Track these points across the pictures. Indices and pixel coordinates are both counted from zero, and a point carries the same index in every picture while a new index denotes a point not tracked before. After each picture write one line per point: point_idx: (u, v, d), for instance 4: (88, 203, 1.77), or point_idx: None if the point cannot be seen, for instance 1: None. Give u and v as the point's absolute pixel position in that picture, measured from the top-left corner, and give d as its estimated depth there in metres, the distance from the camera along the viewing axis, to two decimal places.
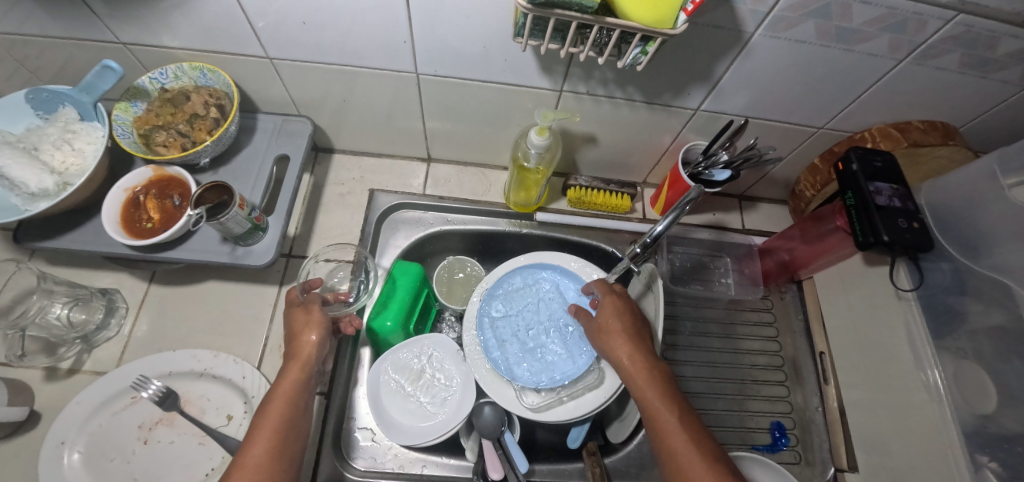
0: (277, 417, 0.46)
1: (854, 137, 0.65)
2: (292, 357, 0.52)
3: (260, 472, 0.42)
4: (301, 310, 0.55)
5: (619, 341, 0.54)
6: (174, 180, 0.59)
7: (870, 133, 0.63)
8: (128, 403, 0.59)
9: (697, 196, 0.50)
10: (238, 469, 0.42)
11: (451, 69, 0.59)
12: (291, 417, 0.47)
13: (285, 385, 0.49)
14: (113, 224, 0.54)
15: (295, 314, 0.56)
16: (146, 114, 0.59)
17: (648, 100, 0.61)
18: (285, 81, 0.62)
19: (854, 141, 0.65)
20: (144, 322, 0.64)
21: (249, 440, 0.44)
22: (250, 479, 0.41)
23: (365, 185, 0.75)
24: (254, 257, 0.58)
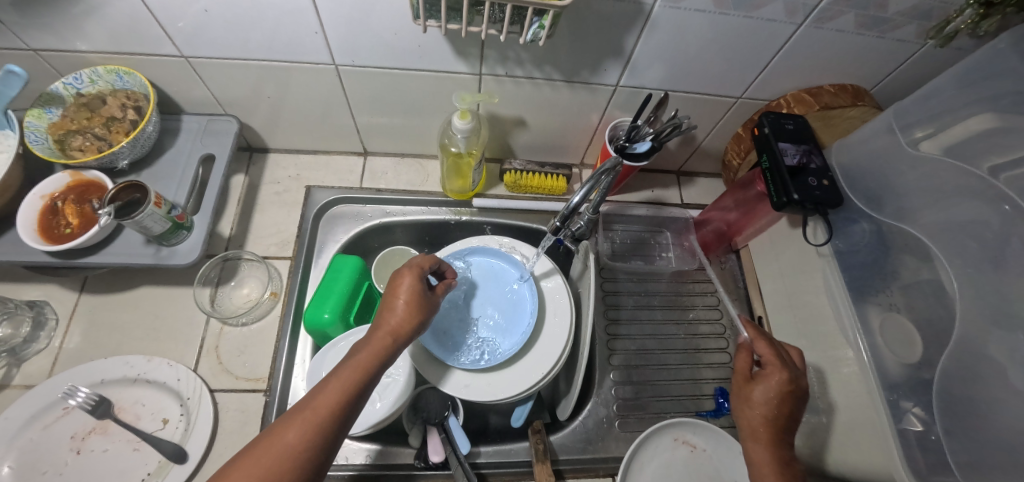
0: (339, 398, 0.41)
1: (771, 104, 0.67)
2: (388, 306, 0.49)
3: (339, 407, 0.40)
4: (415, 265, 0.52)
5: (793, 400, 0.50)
6: (93, 185, 0.58)
7: (785, 99, 0.65)
8: (60, 414, 0.58)
9: (612, 167, 0.53)
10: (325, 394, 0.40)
11: (369, 59, 0.59)
12: (394, 338, 0.47)
13: (389, 327, 0.47)
14: (30, 232, 0.54)
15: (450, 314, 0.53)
16: (61, 119, 0.58)
17: (567, 79, 0.63)
18: (206, 81, 0.62)
19: (772, 108, 0.67)
20: (76, 333, 0.63)
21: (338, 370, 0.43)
22: (323, 412, 0.39)
23: (302, 183, 0.75)
24: (180, 257, 0.58)
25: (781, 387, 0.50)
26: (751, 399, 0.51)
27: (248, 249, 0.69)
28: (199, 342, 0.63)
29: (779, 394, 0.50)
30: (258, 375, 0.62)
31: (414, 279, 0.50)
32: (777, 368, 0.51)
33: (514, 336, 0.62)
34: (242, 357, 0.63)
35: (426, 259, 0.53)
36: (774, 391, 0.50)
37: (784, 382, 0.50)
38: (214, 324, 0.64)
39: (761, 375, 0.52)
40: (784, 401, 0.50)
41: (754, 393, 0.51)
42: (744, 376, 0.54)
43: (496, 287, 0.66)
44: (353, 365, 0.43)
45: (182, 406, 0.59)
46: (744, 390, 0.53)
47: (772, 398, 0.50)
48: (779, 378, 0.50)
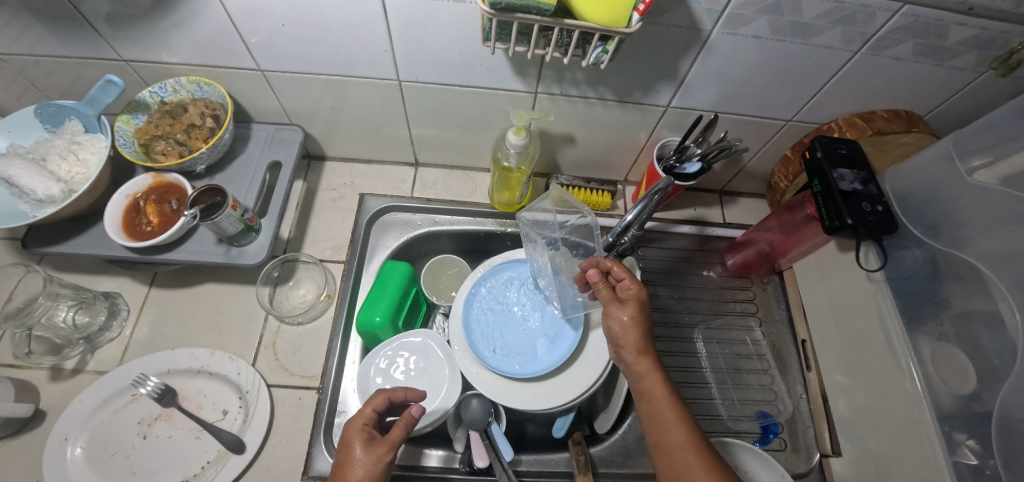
0: None
1: (821, 128, 0.68)
2: (341, 458, 0.47)
3: None
4: (360, 416, 0.50)
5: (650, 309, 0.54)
6: (172, 187, 0.62)
7: (837, 123, 0.66)
8: (128, 400, 0.61)
9: (666, 187, 0.56)
10: None
11: (431, 75, 0.62)
12: None
13: None
14: (115, 228, 0.58)
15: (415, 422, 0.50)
16: (146, 125, 0.63)
17: (619, 99, 0.64)
18: (277, 93, 0.66)
19: (822, 132, 0.68)
20: (145, 324, 0.67)
21: None
22: None
23: (355, 190, 0.78)
24: (248, 257, 0.61)
25: (636, 306, 0.52)
26: (618, 317, 0.52)
27: (305, 251, 0.72)
28: (258, 338, 0.66)
29: (643, 311, 0.52)
30: (312, 373, 0.65)
31: (356, 432, 0.49)
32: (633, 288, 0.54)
33: (559, 348, 0.64)
34: (298, 355, 0.65)
35: (372, 402, 0.51)
36: (635, 312, 0.52)
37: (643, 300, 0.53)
38: (272, 322, 0.67)
39: (624, 298, 0.53)
40: (647, 315, 0.53)
41: (627, 313, 0.52)
42: (614, 301, 0.53)
43: (537, 298, 0.69)
44: None
45: (240, 399, 0.61)
46: (614, 312, 0.52)
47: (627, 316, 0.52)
48: (636, 293, 0.53)
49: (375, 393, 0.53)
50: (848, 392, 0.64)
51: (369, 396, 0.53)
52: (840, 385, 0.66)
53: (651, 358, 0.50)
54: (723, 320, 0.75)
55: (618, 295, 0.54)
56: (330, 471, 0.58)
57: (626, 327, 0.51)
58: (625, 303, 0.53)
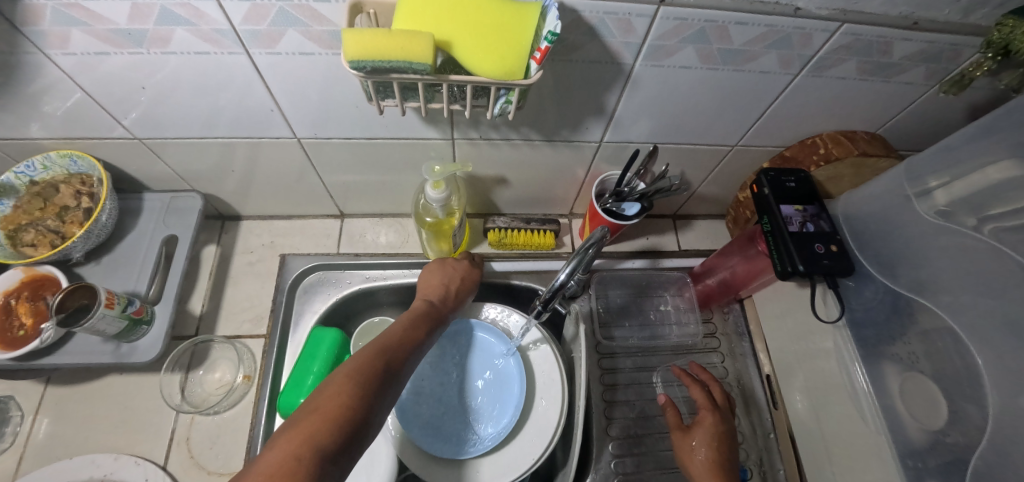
0: (340, 402, 0.35)
1: (805, 142, 0.61)
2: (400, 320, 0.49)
3: (358, 376, 0.37)
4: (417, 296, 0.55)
5: (733, 439, 0.56)
6: (48, 280, 0.55)
7: (821, 139, 0.60)
8: None
9: (601, 238, 0.49)
10: (336, 380, 0.37)
11: (333, 130, 0.55)
12: (410, 332, 0.47)
13: (399, 332, 0.46)
14: None
15: (447, 272, 0.59)
16: (13, 212, 0.56)
17: (547, 138, 0.58)
18: (166, 159, 0.59)
19: (805, 146, 0.61)
20: (41, 430, 0.59)
21: (343, 364, 0.39)
22: (354, 384, 0.36)
23: (276, 250, 0.71)
24: (141, 353, 0.55)
25: (715, 435, 0.55)
26: (696, 446, 0.55)
27: (219, 330, 0.65)
28: (170, 433, 0.59)
29: (717, 444, 0.55)
30: (231, 469, 0.58)
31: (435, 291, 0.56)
32: (710, 416, 0.57)
33: (502, 418, 0.58)
34: (215, 449, 0.58)
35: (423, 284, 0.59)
36: (713, 442, 0.55)
37: (715, 426, 0.56)
38: (185, 414, 0.60)
39: (696, 426, 0.57)
40: (726, 442, 0.55)
41: (696, 446, 0.55)
42: (681, 430, 0.57)
43: (480, 363, 0.62)
44: (361, 356, 0.40)
45: None
46: (683, 443, 0.56)
47: (704, 443, 0.55)
48: (711, 426, 0.56)
49: (445, 266, 0.60)
50: (813, 434, 0.60)
51: (431, 268, 0.59)
52: (808, 427, 0.60)
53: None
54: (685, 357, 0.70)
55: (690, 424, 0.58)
56: None
57: (707, 453, 0.54)
58: (704, 424, 0.56)
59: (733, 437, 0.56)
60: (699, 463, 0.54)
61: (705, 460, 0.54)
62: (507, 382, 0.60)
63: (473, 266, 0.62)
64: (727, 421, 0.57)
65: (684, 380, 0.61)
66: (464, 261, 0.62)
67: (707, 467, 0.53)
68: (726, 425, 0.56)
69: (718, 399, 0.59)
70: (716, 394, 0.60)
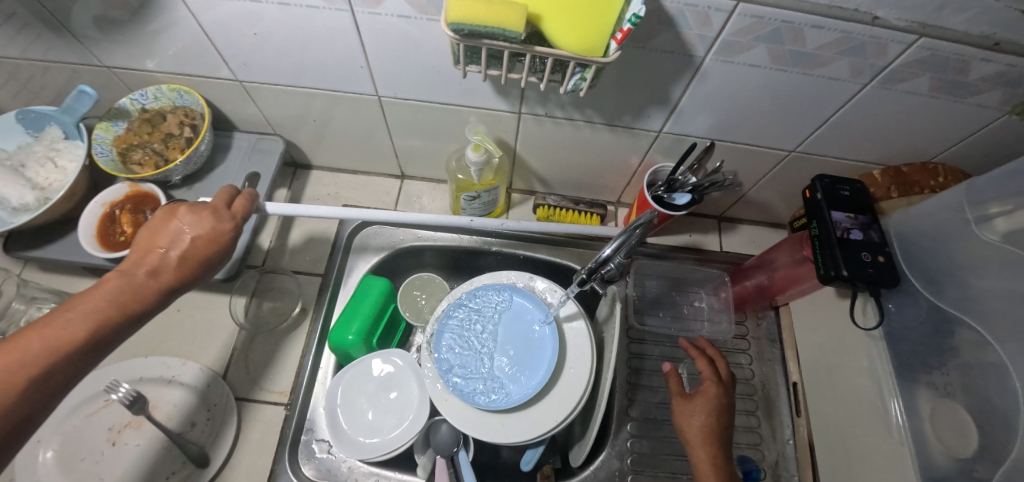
0: None
1: (929, 166, 0.61)
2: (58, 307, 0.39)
3: None
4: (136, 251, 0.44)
5: (732, 413, 0.56)
6: (148, 197, 0.62)
7: (945, 170, 0.61)
8: (100, 405, 0.63)
9: (645, 221, 0.51)
10: None
11: (411, 91, 0.59)
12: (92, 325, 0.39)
13: (57, 325, 0.37)
14: (89, 238, 0.58)
15: (200, 219, 0.46)
16: (125, 133, 0.62)
17: (609, 122, 0.61)
18: (257, 102, 0.64)
19: (927, 169, 0.61)
20: (122, 329, 0.66)
21: None
22: None
23: (339, 201, 0.77)
24: (221, 271, 0.61)
25: (715, 406, 0.55)
26: (695, 414, 0.55)
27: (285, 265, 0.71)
28: (230, 349, 0.66)
29: (716, 413, 0.55)
30: (281, 388, 0.65)
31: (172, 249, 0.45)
32: (713, 388, 0.56)
33: (532, 379, 0.61)
34: (268, 369, 0.65)
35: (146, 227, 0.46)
36: (712, 412, 0.55)
37: (716, 398, 0.56)
38: (244, 335, 0.67)
39: (697, 394, 0.56)
40: (723, 414, 0.55)
41: (695, 413, 0.55)
42: (682, 397, 0.57)
43: (519, 327, 0.65)
44: None
45: (209, 411, 0.62)
46: (683, 408, 0.56)
47: (701, 412, 0.55)
48: (713, 397, 0.55)
49: (178, 211, 0.46)
50: (837, 443, 0.61)
51: (157, 216, 0.46)
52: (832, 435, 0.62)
53: (707, 452, 0.52)
54: None
55: (691, 393, 0.58)
56: None
57: (703, 421, 0.54)
58: (705, 394, 0.56)
59: (732, 410, 0.56)
60: (695, 431, 0.54)
61: (702, 427, 0.54)
62: (538, 348, 0.63)
63: (224, 207, 0.49)
64: (728, 395, 0.56)
65: (691, 353, 0.61)
66: (225, 203, 0.50)
67: (704, 433, 0.53)
68: (727, 399, 0.56)
69: (722, 371, 0.59)
70: (722, 370, 0.59)
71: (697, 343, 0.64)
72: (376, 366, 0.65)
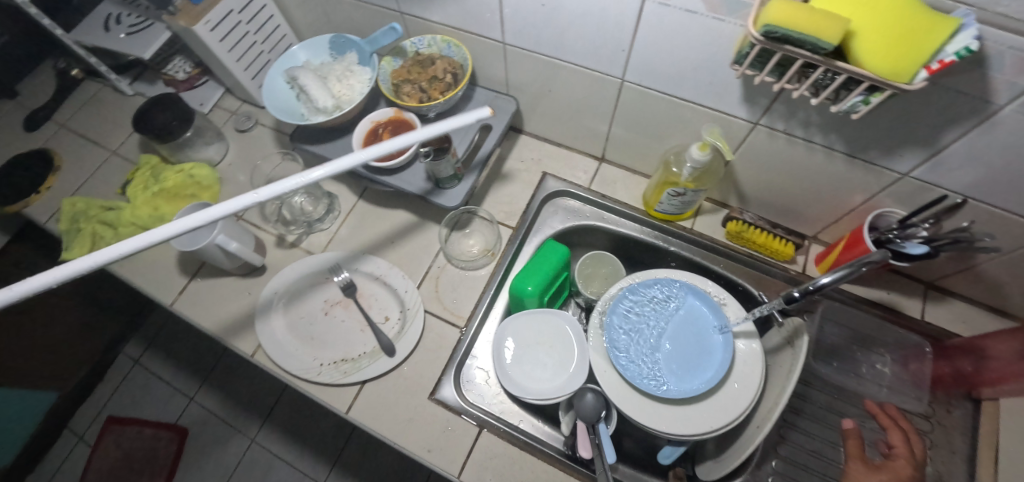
0: None
1: None
2: None
3: None
4: None
5: None
6: (405, 123, 0.73)
7: None
8: (322, 281, 0.76)
9: (880, 259, 0.48)
10: None
11: (658, 82, 0.63)
12: None
13: None
14: (360, 147, 0.71)
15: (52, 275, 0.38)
16: (400, 69, 0.74)
17: (850, 153, 0.59)
18: (508, 63, 0.73)
19: None
20: (348, 226, 0.80)
21: None
22: None
23: (540, 167, 0.84)
24: (447, 199, 0.70)
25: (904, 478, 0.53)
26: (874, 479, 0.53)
27: (484, 208, 0.80)
28: (427, 268, 0.76)
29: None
30: (460, 313, 0.72)
31: None
32: (903, 463, 0.55)
33: (697, 380, 0.63)
34: (455, 294, 0.74)
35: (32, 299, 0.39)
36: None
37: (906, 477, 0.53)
38: (441, 260, 0.76)
39: (884, 466, 0.55)
40: None
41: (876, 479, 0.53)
42: (862, 461, 0.55)
43: (690, 328, 0.67)
44: None
45: (401, 312, 0.72)
46: (859, 470, 0.55)
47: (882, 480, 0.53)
48: (904, 471, 0.54)
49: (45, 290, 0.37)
50: None
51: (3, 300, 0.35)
52: None
53: None
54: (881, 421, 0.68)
55: (875, 462, 0.56)
56: (451, 400, 0.67)
57: None
58: (894, 466, 0.54)
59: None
60: None
61: None
62: (706, 353, 0.65)
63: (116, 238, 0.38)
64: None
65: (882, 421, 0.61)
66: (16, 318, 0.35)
67: None
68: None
69: (918, 451, 0.57)
70: (916, 450, 0.57)
71: (886, 409, 0.63)
72: (542, 322, 0.72)
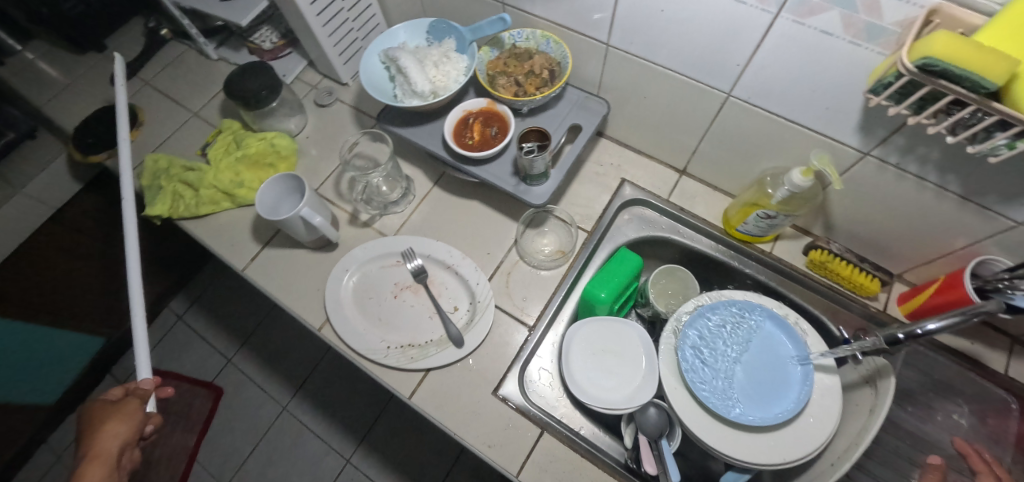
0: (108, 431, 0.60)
1: None
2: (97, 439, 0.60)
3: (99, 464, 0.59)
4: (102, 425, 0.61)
5: None
6: (497, 115, 0.73)
7: None
8: (393, 263, 0.76)
9: (992, 309, 0.46)
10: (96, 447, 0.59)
11: (768, 102, 0.61)
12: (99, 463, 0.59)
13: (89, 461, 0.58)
14: (450, 136, 0.71)
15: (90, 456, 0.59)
16: (496, 60, 0.75)
17: (963, 195, 0.56)
18: (607, 65, 0.71)
19: None
20: (422, 212, 0.80)
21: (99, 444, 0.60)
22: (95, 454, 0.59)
23: (618, 173, 0.83)
24: (532, 197, 0.69)
25: None
26: None
27: (561, 208, 0.80)
28: (499, 262, 0.75)
29: None
30: (528, 312, 0.72)
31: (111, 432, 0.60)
32: None
33: (773, 408, 0.62)
34: (525, 293, 0.73)
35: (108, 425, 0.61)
36: None
37: None
38: (513, 256, 0.76)
39: None
40: None
41: None
42: None
43: (767, 355, 0.66)
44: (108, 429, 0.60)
45: (471, 304, 0.72)
46: None
47: None
48: None
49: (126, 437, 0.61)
50: None
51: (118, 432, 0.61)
52: None
53: None
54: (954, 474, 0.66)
55: None
56: (513, 396, 0.68)
57: None
58: None
59: None
60: None
61: None
62: (783, 382, 0.63)
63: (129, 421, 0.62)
64: None
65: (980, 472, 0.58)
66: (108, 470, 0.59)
67: None
68: None
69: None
70: None
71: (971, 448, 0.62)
72: (608, 329, 0.71)
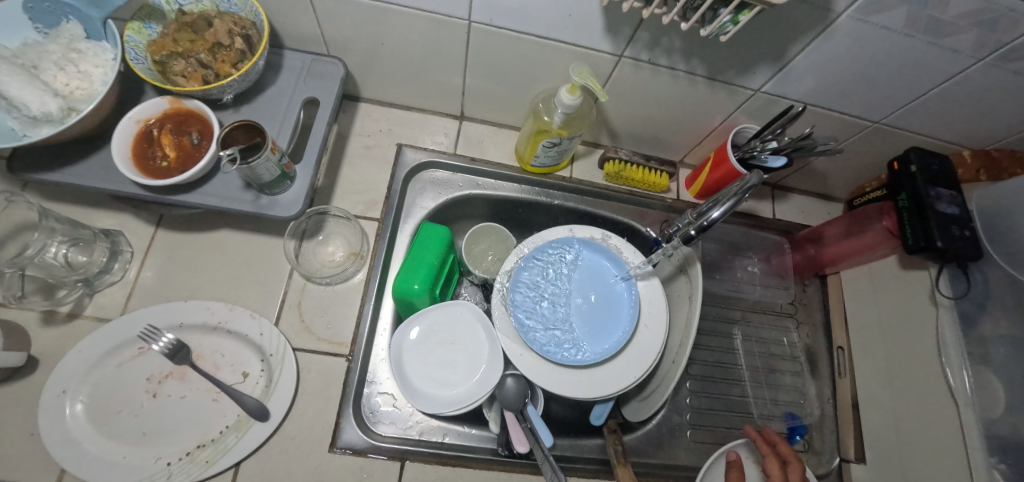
0: None
1: None
2: None
3: None
4: None
5: None
6: (193, 115, 0.53)
7: None
8: (135, 354, 0.55)
9: (757, 183, 0.46)
10: None
11: (510, 21, 0.52)
12: None
13: None
14: (125, 159, 0.49)
15: None
16: (161, 38, 0.52)
17: (710, 75, 0.57)
18: (318, 14, 0.55)
19: None
20: (150, 268, 0.59)
21: None
22: None
23: (393, 139, 0.71)
24: (281, 208, 0.53)
25: None
26: None
27: (335, 204, 0.66)
28: (282, 296, 0.61)
29: None
30: (342, 339, 0.60)
31: None
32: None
33: (612, 333, 0.61)
34: (326, 318, 0.61)
35: None
36: None
37: None
38: (297, 280, 0.62)
39: None
40: None
41: None
42: None
43: (594, 282, 0.64)
44: None
45: (263, 362, 0.56)
46: None
47: None
48: None
49: None
50: (885, 405, 0.64)
51: None
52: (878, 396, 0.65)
53: None
54: (761, 314, 0.75)
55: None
56: (358, 441, 0.56)
57: None
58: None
59: None
60: None
61: None
62: (614, 303, 0.63)
63: None
64: None
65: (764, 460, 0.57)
66: None
67: None
68: None
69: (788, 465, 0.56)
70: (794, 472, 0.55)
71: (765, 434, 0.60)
72: (435, 320, 0.63)
